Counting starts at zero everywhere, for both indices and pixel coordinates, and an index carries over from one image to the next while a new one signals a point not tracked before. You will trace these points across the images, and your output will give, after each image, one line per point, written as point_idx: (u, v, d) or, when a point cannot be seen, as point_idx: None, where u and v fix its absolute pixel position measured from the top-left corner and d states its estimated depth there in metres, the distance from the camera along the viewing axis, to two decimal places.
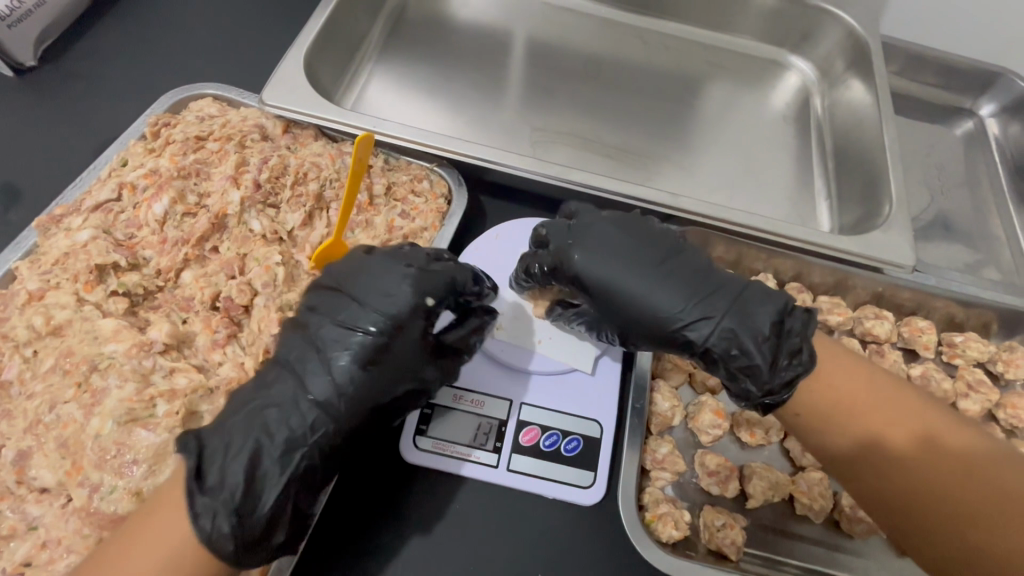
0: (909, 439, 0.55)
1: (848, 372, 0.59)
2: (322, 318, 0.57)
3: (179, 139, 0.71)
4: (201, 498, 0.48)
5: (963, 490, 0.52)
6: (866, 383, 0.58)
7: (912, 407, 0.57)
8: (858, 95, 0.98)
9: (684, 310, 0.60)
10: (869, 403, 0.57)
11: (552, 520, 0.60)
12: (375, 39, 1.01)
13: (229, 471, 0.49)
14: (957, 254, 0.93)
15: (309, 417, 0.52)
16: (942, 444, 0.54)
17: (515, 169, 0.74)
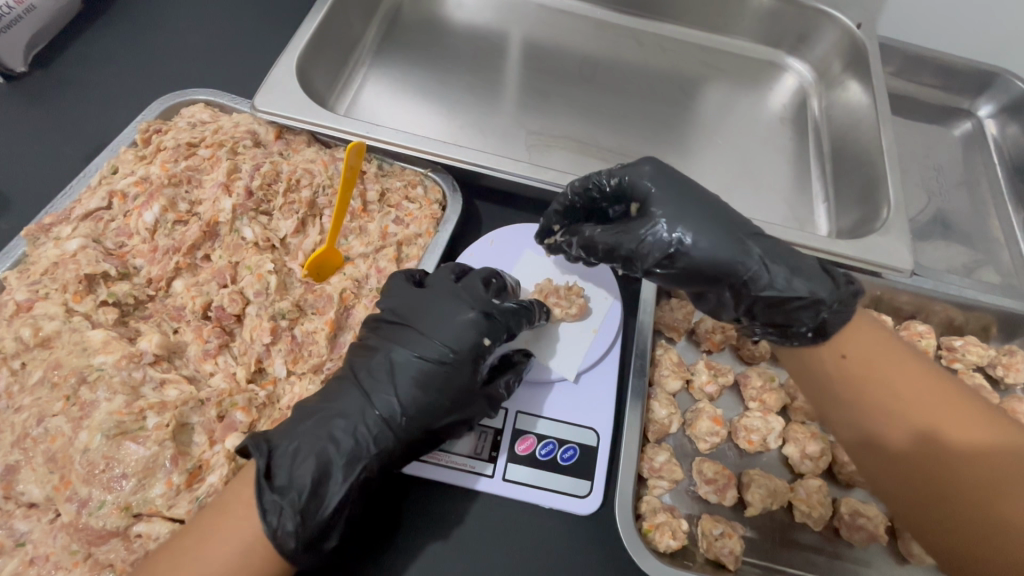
0: (914, 417, 0.54)
1: (859, 349, 0.58)
2: (391, 347, 0.58)
3: (170, 146, 0.70)
4: (273, 496, 0.48)
5: (970, 468, 0.50)
6: (873, 357, 0.57)
7: (929, 387, 0.54)
8: (855, 97, 0.97)
9: (736, 245, 0.58)
10: (873, 381, 0.56)
11: (548, 530, 0.60)
12: (369, 43, 1.01)
13: (297, 473, 0.50)
14: (957, 256, 0.92)
15: (372, 429, 0.54)
16: (954, 420, 0.52)
17: (509, 174, 0.74)
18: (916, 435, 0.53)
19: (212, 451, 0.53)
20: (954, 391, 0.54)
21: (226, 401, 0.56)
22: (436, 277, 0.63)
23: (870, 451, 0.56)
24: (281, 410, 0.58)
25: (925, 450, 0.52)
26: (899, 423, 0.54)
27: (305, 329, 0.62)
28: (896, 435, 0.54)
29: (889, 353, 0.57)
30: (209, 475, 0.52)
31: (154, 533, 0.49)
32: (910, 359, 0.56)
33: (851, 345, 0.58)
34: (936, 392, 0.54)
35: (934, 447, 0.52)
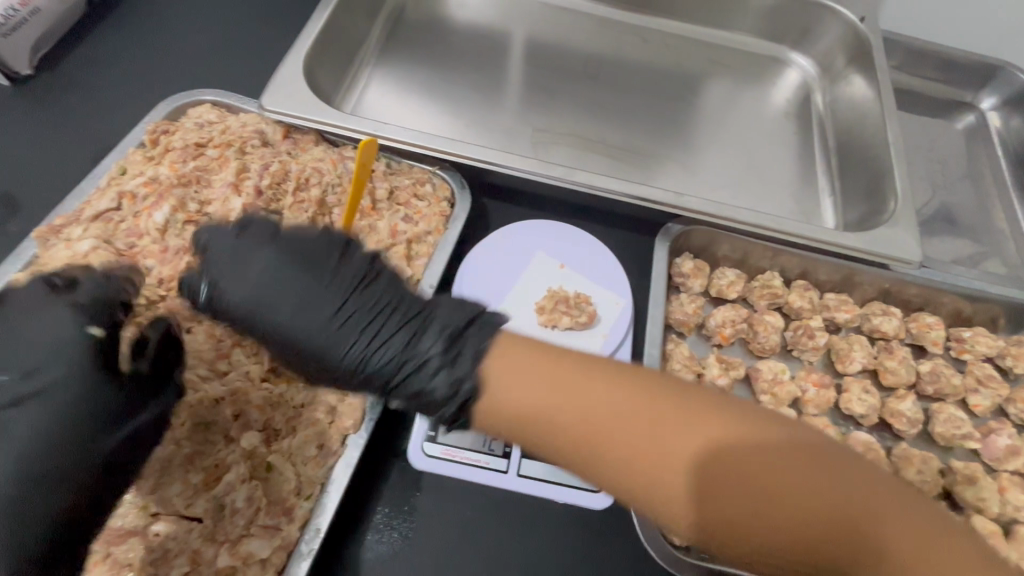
0: (716, 455, 0.42)
1: (530, 391, 0.45)
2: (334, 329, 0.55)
3: (178, 146, 0.70)
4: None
5: (770, 493, 0.41)
6: (660, 412, 0.43)
7: (775, 456, 0.42)
8: (860, 91, 0.97)
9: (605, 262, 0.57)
10: (703, 452, 0.42)
11: (563, 523, 0.60)
12: (374, 43, 1.01)
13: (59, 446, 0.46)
14: (962, 249, 0.92)
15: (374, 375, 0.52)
16: (743, 439, 0.42)
17: (518, 170, 0.74)
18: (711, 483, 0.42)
19: (228, 450, 0.53)
20: (622, 378, 0.45)
21: (242, 400, 0.56)
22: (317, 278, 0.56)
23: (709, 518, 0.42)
24: (295, 407, 0.57)
25: (763, 490, 0.41)
26: (723, 463, 0.42)
27: None
28: (737, 481, 0.42)
29: (542, 367, 0.46)
30: (226, 474, 0.52)
31: (172, 532, 0.49)
32: (557, 366, 0.46)
33: (590, 386, 0.45)
34: (642, 416, 0.43)
35: (709, 479, 0.42)
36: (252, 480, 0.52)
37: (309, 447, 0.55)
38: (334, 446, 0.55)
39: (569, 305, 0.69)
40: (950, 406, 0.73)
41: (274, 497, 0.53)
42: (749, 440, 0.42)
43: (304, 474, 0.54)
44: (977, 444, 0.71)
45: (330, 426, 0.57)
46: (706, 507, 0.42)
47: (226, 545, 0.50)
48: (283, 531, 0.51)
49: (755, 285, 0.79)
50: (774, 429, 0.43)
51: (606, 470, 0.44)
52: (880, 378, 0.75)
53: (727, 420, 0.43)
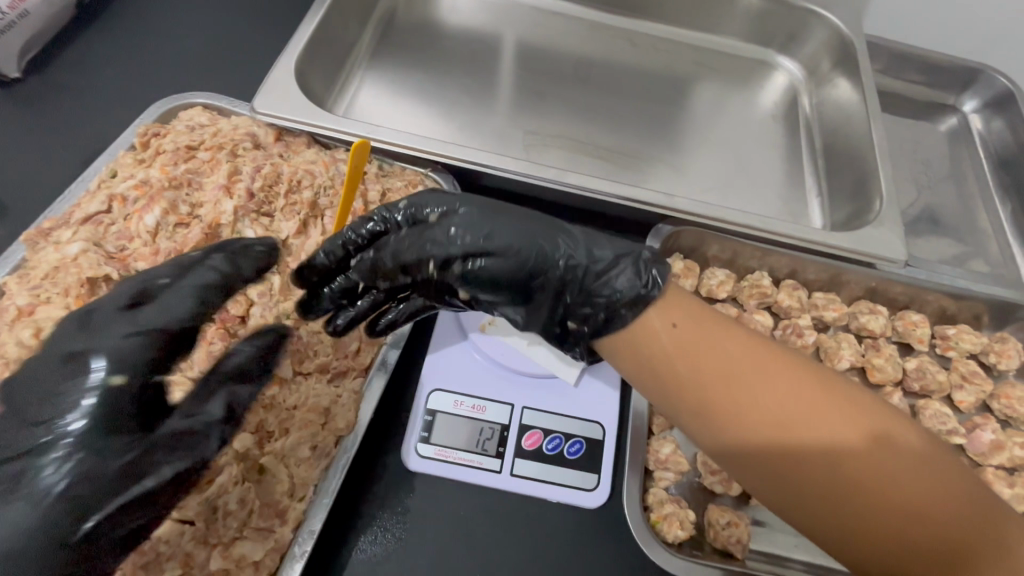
0: (803, 427, 0.47)
1: (716, 351, 0.50)
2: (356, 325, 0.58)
3: (169, 149, 0.70)
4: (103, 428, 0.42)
5: (840, 471, 0.46)
6: (779, 401, 0.48)
7: (854, 450, 0.47)
8: (845, 94, 0.99)
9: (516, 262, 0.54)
10: (781, 434, 0.48)
11: (558, 522, 0.60)
12: (365, 46, 1.01)
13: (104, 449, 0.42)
14: (946, 248, 0.94)
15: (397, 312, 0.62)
16: (836, 422, 0.47)
17: (510, 172, 0.75)
18: (787, 448, 0.48)
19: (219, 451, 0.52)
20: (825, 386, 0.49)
21: None
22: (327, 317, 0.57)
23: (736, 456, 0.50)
24: (287, 409, 0.57)
25: (822, 458, 0.47)
26: (815, 434, 0.47)
27: (309, 329, 0.62)
28: (823, 458, 0.47)
29: (718, 334, 0.51)
30: (218, 476, 0.51)
31: (162, 536, 0.47)
32: (715, 329, 0.52)
33: (725, 343, 0.51)
34: (731, 388, 0.49)
35: (784, 448, 0.48)
36: (246, 482, 0.52)
37: (302, 449, 0.55)
38: (328, 447, 0.56)
39: None
40: (936, 402, 0.74)
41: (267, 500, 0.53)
42: (834, 435, 0.47)
43: (297, 476, 0.54)
44: (962, 439, 0.72)
45: (323, 428, 0.57)
46: (776, 463, 0.48)
47: (219, 548, 0.50)
48: (276, 533, 0.51)
49: (744, 285, 0.80)
50: (855, 424, 0.47)
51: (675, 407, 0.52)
52: (868, 376, 0.76)
53: (829, 416, 0.48)
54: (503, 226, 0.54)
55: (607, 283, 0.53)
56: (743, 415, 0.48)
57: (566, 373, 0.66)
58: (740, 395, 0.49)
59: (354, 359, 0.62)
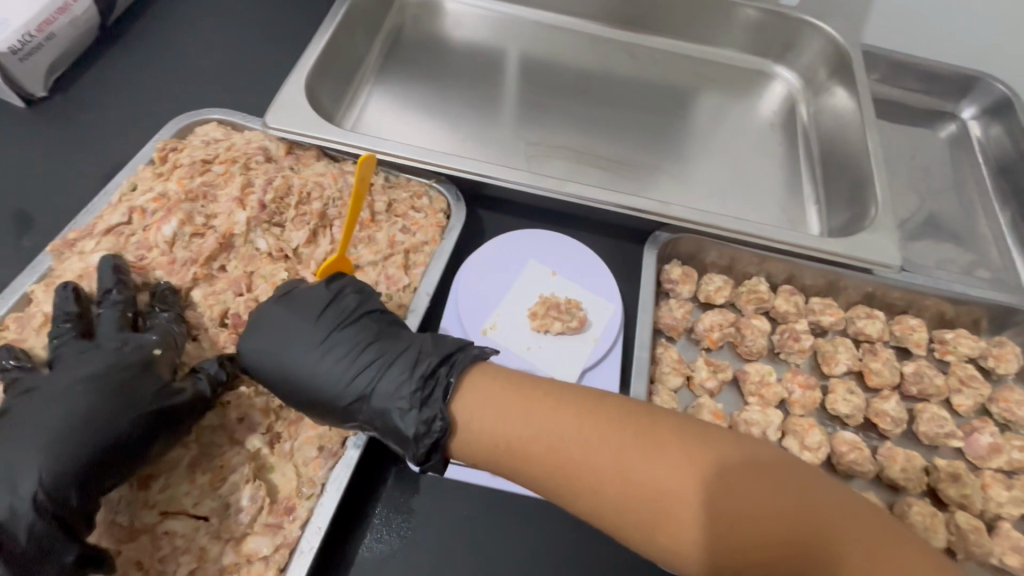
0: (687, 503, 0.45)
1: (498, 417, 0.51)
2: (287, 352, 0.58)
3: (186, 163, 0.74)
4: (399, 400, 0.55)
5: (718, 496, 0.45)
6: (645, 486, 0.46)
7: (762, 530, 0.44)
8: (842, 102, 1.00)
9: (368, 385, 0.56)
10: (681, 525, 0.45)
11: (559, 522, 0.62)
12: (372, 61, 1.05)
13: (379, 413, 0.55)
14: (945, 253, 0.95)
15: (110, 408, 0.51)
16: (697, 489, 0.45)
17: (512, 183, 0.77)
18: (637, 483, 0.46)
19: (233, 451, 0.55)
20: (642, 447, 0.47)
21: (245, 403, 0.58)
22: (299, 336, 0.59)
23: (721, 560, 0.44)
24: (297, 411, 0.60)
25: (643, 479, 0.46)
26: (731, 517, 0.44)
27: None
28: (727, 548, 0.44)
29: (562, 409, 0.51)
30: (231, 475, 0.54)
31: (179, 530, 0.51)
32: (593, 408, 0.51)
33: (579, 453, 0.48)
34: (599, 468, 0.47)
35: (655, 488, 0.46)
36: (256, 480, 0.54)
37: (309, 449, 0.57)
38: (335, 447, 0.58)
39: (562, 310, 0.71)
40: (933, 406, 0.75)
41: (276, 497, 0.55)
42: (718, 519, 0.44)
43: (306, 474, 0.56)
44: (961, 442, 0.72)
45: (330, 429, 0.59)
46: (642, 504, 0.46)
47: (230, 542, 0.51)
48: (285, 529, 0.53)
49: (742, 290, 0.81)
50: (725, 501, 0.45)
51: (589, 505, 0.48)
52: (865, 380, 0.77)
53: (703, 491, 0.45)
54: (333, 358, 0.58)
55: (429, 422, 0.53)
56: (651, 485, 0.46)
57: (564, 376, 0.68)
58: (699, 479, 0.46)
59: None
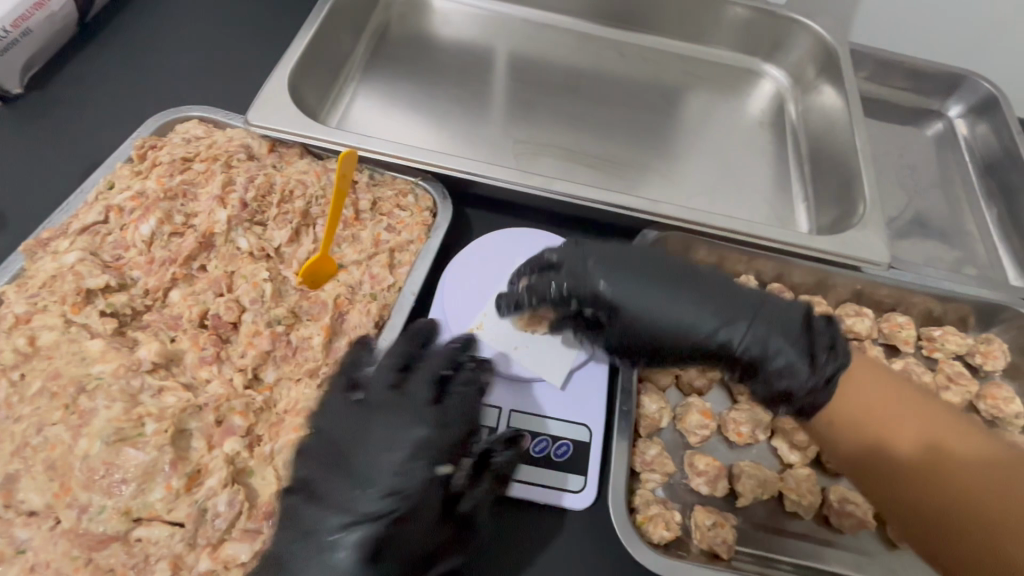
0: (888, 437, 0.58)
1: (850, 400, 0.61)
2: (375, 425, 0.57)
3: (165, 161, 0.72)
4: (392, 478, 0.53)
5: (1000, 499, 0.51)
6: (905, 422, 0.58)
7: (963, 463, 0.54)
8: (830, 100, 1.00)
9: (710, 321, 0.65)
10: (896, 437, 0.58)
11: (543, 524, 0.61)
12: (358, 58, 1.03)
13: (349, 517, 0.52)
14: (933, 251, 0.95)
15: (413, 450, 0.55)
16: (906, 435, 0.57)
17: (499, 180, 0.76)
18: (871, 447, 0.58)
19: (211, 455, 0.53)
20: (904, 396, 0.60)
21: (224, 406, 0.57)
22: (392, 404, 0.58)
23: (860, 456, 0.59)
24: (278, 414, 0.59)
25: (909, 452, 0.56)
26: (905, 435, 0.57)
27: (300, 335, 0.64)
28: (961, 489, 0.53)
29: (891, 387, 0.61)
30: (209, 479, 0.52)
31: (154, 536, 0.49)
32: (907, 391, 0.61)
33: (845, 398, 0.61)
34: (877, 409, 0.60)
35: (944, 446, 0.56)
36: (234, 484, 0.53)
37: (291, 452, 0.56)
38: (316, 451, 0.57)
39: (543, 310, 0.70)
40: None
41: (255, 502, 0.54)
42: (944, 458, 0.55)
43: (286, 478, 0.55)
44: None
45: (312, 431, 0.58)
46: (905, 485, 0.55)
47: (207, 549, 0.50)
48: (263, 535, 0.52)
49: None
50: (916, 421, 0.58)
51: (835, 437, 0.61)
52: None
53: (909, 424, 0.58)
54: (644, 300, 0.66)
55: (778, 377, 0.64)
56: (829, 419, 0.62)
57: (553, 376, 0.67)
58: (884, 411, 0.59)
59: (344, 364, 0.63)
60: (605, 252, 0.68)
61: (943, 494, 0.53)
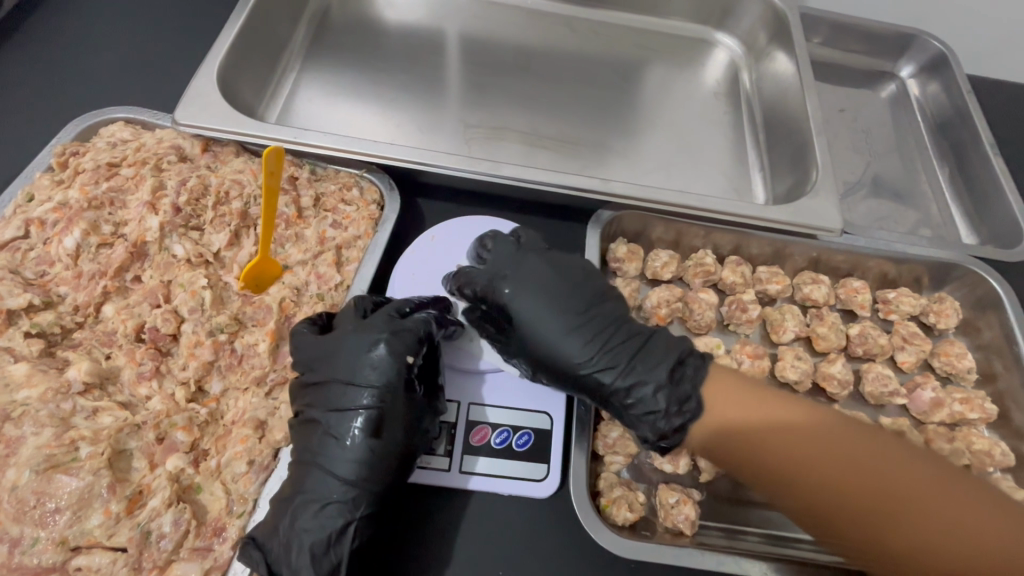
0: (761, 421, 0.56)
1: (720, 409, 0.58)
2: (355, 366, 0.55)
3: (89, 168, 0.69)
4: (395, 384, 0.54)
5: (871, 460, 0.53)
6: (778, 408, 0.57)
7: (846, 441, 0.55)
8: (782, 67, 0.99)
9: (586, 359, 0.61)
10: (767, 421, 0.56)
11: (507, 515, 0.60)
12: (298, 48, 0.99)
13: (353, 446, 0.52)
14: (890, 213, 0.96)
15: (384, 395, 0.54)
16: (785, 415, 0.56)
17: (445, 168, 0.73)
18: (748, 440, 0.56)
19: (153, 475, 0.51)
20: (764, 391, 0.59)
21: (165, 422, 0.54)
22: (370, 322, 0.57)
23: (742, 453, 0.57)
24: (225, 426, 0.57)
25: (806, 439, 0.55)
26: (785, 415, 0.56)
27: (245, 342, 0.62)
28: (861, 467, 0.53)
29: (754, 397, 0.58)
30: (151, 500, 0.50)
31: (95, 564, 0.47)
32: (764, 394, 0.58)
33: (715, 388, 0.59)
34: (762, 396, 0.58)
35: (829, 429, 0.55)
36: (179, 503, 0.51)
37: (239, 465, 0.54)
38: (266, 461, 0.55)
39: None
40: (878, 365, 0.76)
41: (203, 519, 0.52)
42: (829, 437, 0.55)
43: (235, 491, 0.53)
44: (905, 400, 0.74)
45: (260, 441, 0.55)
46: (805, 458, 0.54)
47: (154, 572, 0.48)
48: (215, 552, 0.50)
49: (689, 264, 0.80)
50: (791, 405, 0.57)
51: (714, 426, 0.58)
52: (813, 344, 0.78)
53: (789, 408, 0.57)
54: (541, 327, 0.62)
55: (650, 415, 0.59)
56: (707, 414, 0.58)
57: (509, 368, 0.65)
58: (761, 401, 0.57)
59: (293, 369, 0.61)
60: (548, 294, 0.64)
61: (841, 477, 0.53)
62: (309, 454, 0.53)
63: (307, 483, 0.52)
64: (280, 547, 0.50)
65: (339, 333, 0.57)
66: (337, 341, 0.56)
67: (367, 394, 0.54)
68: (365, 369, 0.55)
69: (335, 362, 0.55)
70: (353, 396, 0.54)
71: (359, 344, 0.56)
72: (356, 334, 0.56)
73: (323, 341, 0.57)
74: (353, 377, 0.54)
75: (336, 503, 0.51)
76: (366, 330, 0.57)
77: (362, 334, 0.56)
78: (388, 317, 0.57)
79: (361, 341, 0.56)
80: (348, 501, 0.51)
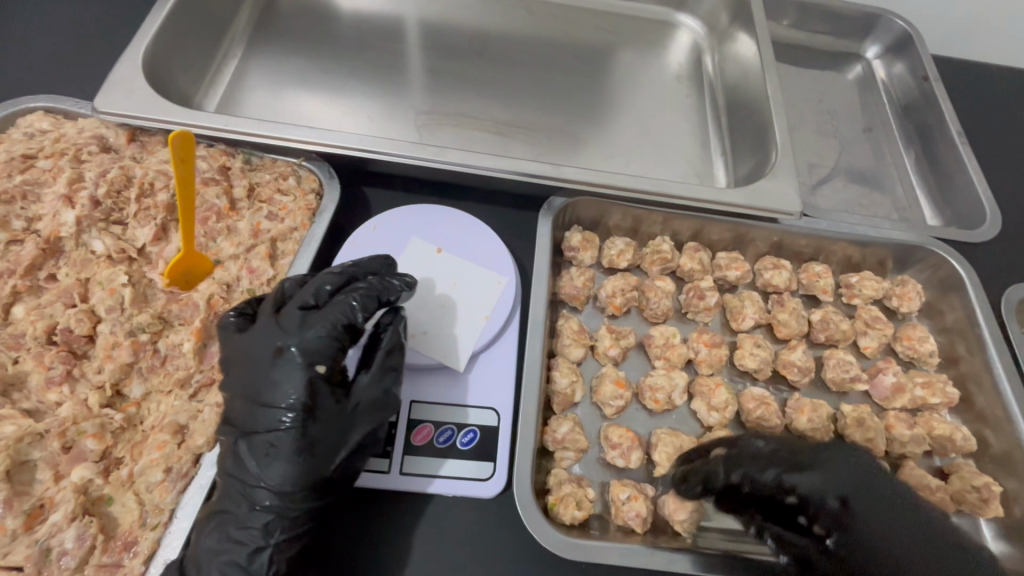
0: None
1: None
2: (264, 376, 0.50)
3: (2, 160, 0.64)
4: (302, 395, 0.49)
5: None
6: None
7: None
8: (743, 48, 0.97)
9: None
10: None
11: (449, 516, 0.57)
12: (241, 34, 0.94)
13: (264, 465, 0.48)
14: (856, 196, 0.94)
15: (291, 411, 0.49)
16: None
17: (388, 155, 0.69)
18: None
19: (58, 487, 0.48)
20: None
21: (72, 430, 0.50)
22: (280, 325, 0.52)
23: None
24: (143, 432, 0.53)
25: None
26: None
27: (169, 342, 0.58)
28: None
29: None
30: (53, 514, 0.46)
31: None
32: None
33: None
34: None
35: None
36: (85, 517, 0.47)
37: (154, 473, 0.50)
38: (185, 468, 0.51)
39: None
40: (840, 351, 0.74)
41: (113, 532, 0.48)
42: None
43: (149, 502, 0.49)
44: (866, 386, 0.72)
45: (179, 447, 0.52)
46: None
47: None
48: (124, 568, 0.47)
49: (646, 252, 0.77)
50: None
51: None
52: (774, 331, 0.75)
53: None
54: None
55: None
56: None
57: (451, 363, 0.62)
58: None
59: (220, 369, 0.58)
60: None
61: None
62: (225, 473, 0.50)
63: (223, 504, 0.49)
64: (201, 571, 0.47)
65: (251, 336, 0.52)
66: (248, 346, 0.52)
67: (276, 406, 0.49)
68: (274, 379, 0.50)
69: (247, 371, 0.51)
70: (263, 411, 0.49)
71: (267, 351, 0.51)
72: (265, 338, 0.52)
73: (236, 344, 0.53)
74: (262, 388, 0.50)
75: (252, 528, 0.48)
76: (275, 335, 0.51)
77: (272, 338, 0.51)
78: (300, 320, 0.52)
79: (271, 348, 0.51)
80: (264, 527, 0.48)
